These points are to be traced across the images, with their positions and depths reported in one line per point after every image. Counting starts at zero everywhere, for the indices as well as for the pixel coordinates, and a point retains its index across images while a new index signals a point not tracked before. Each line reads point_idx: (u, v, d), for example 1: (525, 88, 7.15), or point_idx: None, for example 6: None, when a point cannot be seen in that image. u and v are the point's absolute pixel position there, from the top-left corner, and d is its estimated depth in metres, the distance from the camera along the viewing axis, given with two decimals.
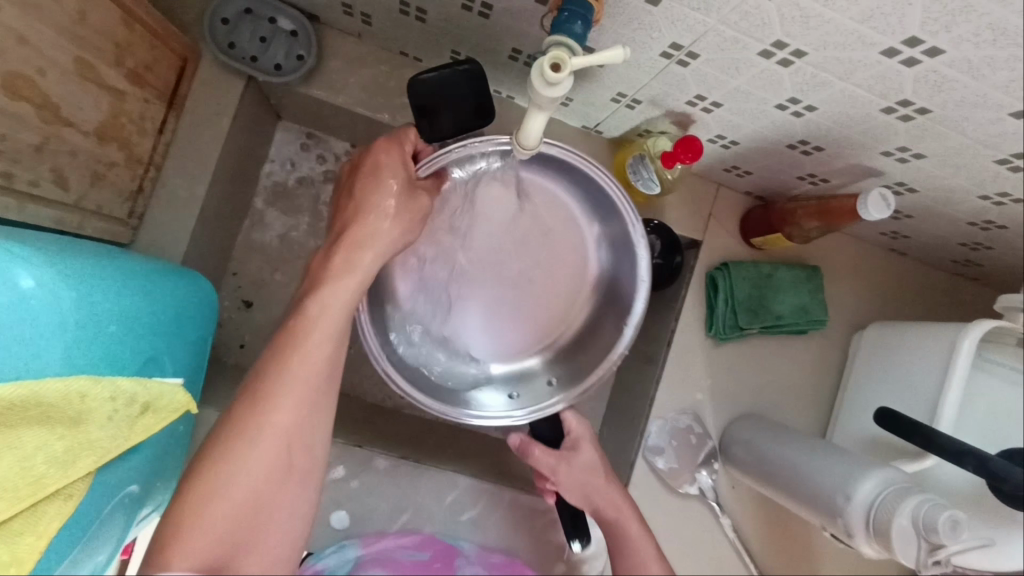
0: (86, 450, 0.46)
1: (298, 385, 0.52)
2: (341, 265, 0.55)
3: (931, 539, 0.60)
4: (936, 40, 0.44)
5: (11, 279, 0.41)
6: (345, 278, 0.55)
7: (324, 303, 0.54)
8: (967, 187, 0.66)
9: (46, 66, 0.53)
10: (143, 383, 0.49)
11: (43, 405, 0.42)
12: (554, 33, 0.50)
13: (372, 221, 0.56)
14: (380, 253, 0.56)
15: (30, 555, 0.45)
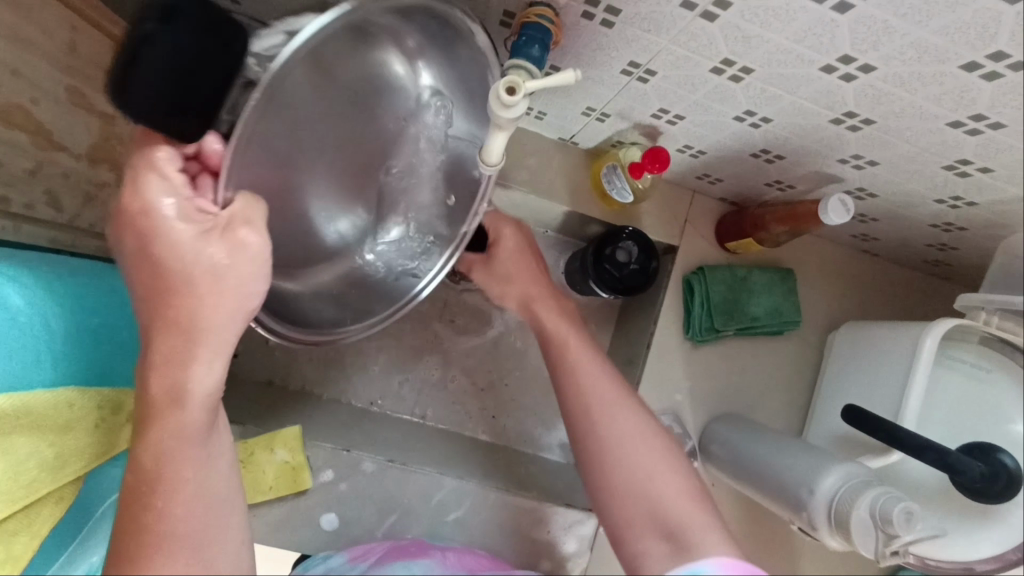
0: (75, 457, 0.49)
1: (182, 537, 0.41)
2: (180, 407, 0.44)
3: (887, 530, 0.62)
4: (867, 58, 0.47)
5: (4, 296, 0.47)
6: (185, 408, 0.44)
7: (175, 448, 0.43)
8: (923, 191, 0.68)
9: (39, 96, 0.56)
10: (127, 392, 0.52)
11: (31, 413, 0.46)
12: (514, 57, 0.53)
13: (183, 333, 0.44)
14: (215, 346, 0.45)
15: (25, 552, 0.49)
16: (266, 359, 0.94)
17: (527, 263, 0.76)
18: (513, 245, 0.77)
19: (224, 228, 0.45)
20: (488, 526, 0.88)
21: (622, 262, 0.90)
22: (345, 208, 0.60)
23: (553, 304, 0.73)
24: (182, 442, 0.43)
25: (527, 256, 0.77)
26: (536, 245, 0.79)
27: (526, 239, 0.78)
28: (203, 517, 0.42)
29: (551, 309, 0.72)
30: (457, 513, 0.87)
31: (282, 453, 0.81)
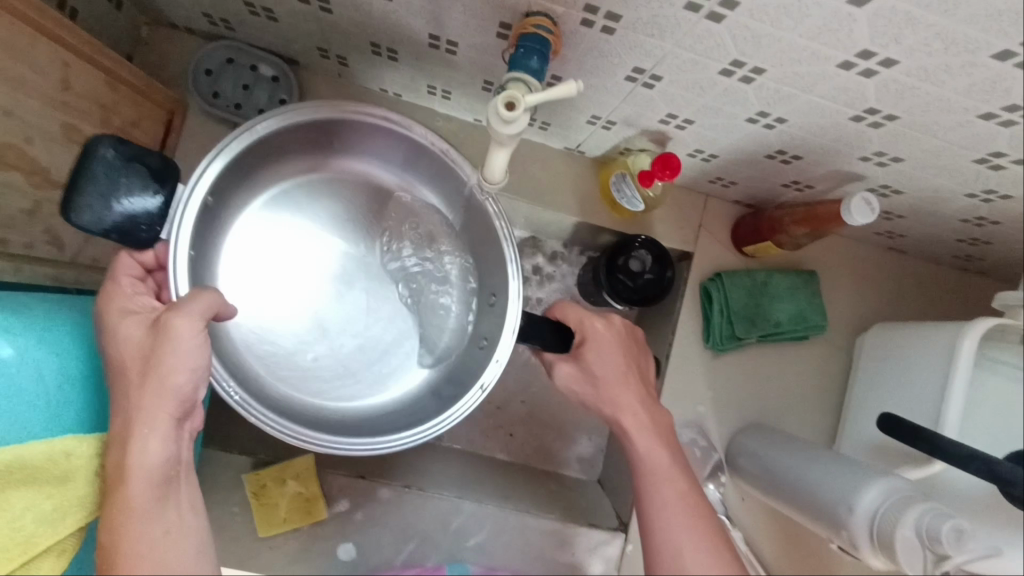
0: (74, 508, 0.52)
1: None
2: (129, 490, 0.45)
3: (935, 549, 0.58)
4: (889, 52, 0.44)
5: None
6: (134, 497, 0.45)
7: (130, 531, 0.44)
8: (952, 186, 0.65)
9: (32, 134, 0.55)
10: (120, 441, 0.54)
11: (27, 468, 0.49)
12: (511, 70, 0.51)
13: (127, 418, 0.47)
14: (161, 420, 0.47)
15: None
16: None
17: (621, 366, 0.60)
18: (608, 345, 0.60)
19: (161, 320, 0.49)
20: (510, 551, 0.85)
21: (636, 271, 0.86)
22: (389, 295, 0.77)
23: (641, 415, 0.57)
24: (124, 515, 0.45)
25: (623, 352, 0.60)
26: (635, 337, 0.62)
27: (629, 340, 0.61)
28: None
29: (632, 394, 0.58)
30: (477, 537, 0.85)
31: (294, 484, 0.79)
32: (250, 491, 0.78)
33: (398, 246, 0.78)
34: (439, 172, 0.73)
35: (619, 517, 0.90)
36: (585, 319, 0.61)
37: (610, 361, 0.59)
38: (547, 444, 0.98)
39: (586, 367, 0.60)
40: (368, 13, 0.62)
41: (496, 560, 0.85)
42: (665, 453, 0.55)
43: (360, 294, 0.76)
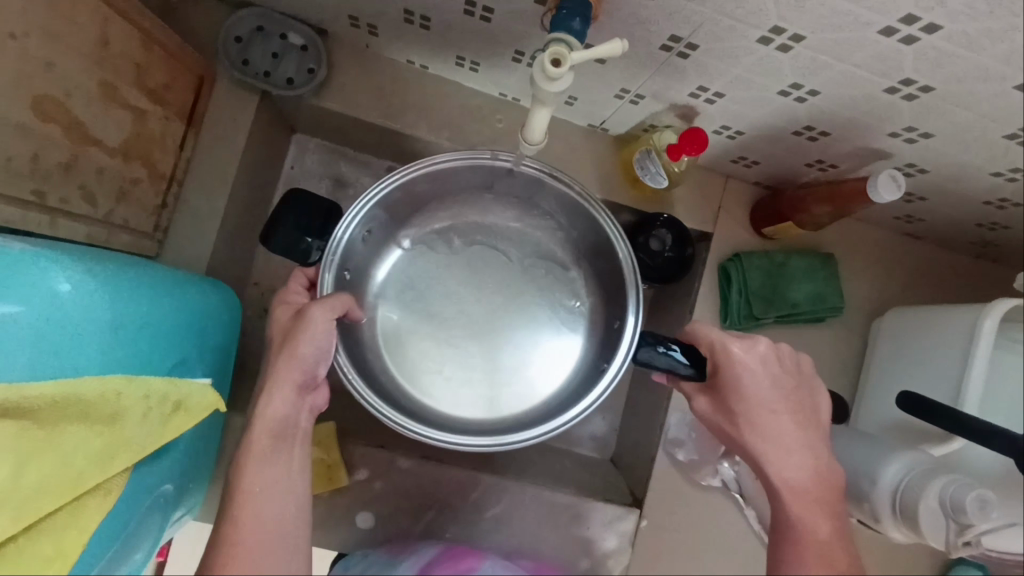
0: (123, 449, 0.49)
1: (243, 550, 0.49)
2: (257, 433, 0.54)
3: (959, 519, 0.59)
4: (933, 16, 0.45)
5: (50, 285, 0.45)
6: (259, 441, 0.54)
7: (252, 466, 0.53)
8: (979, 163, 0.65)
9: (72, 88, 0.56)
10: (176, 385, 0.51)
11: (82, 405, 0.46)
12: (554, 32, 0.51)
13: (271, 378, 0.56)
14: (290, 385, 0.55)
15: (76, 541, 0.51)
16: None
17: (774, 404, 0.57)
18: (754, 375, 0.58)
19: (303, 309, 0.57)
20: (527, 524, 0.86)
21: (656, 250, 0.87)
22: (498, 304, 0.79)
23: (784, 443, 0.56)
24: (259, 458, 0.53)
25: (771, 379, 0.58)
26: (798, 371, 0.59)
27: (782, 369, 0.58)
28: (267, 531, 0.50)
29: (786, 422, 0.56)
30: (495, 509, 0.86)
31: (316, 451, 0.80)
32: None
33: (522, 276, 0.80)
34: (538, 193, 0.74)
35: (633, 494, 0.90)
36: (722, 343, 0.58)
37: (767, 386, 0.57)
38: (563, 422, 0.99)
39: (719, 396, 0.60)
40: None
41: (513, 533, 0.86)
42: (824, 524, 0.53)
43: (481, 326, 0.78)
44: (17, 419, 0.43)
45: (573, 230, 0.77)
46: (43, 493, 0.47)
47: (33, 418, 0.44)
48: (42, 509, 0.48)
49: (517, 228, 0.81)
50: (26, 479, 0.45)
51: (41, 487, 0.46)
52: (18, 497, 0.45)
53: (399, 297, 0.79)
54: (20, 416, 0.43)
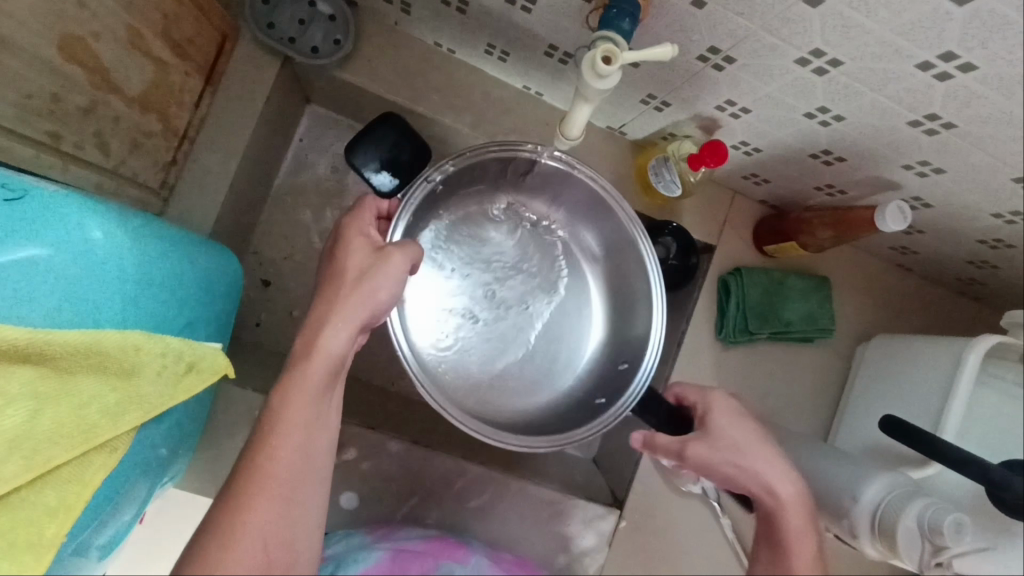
0: (136, 404, 0.48)
1: (278, 482, 0.50)
2: (311, 363, 0.54)
3: (935, 540, 0.62)
4: (971, 56, 0.46)
5: (84, 233, 0.46)
6: (309, 373, 0.54)
7: (294, 396, 0.53)
8: (982, 204, 0.68)
9: (100, 30, 0.54)
10: (191, 344, 0.50)
11: (101, 354, 0.45)
12: (602, 28, 0.52)
13: (333, 304, 0.57)
14: (353, 322, 0.56)
15: (76, 504, 0.48)
16: (289, 330, 0.92)
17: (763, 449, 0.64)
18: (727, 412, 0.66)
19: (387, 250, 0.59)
20: (509, 516, 0.86)
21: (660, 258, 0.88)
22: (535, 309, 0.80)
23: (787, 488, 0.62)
24: (310, 389, 0.54)
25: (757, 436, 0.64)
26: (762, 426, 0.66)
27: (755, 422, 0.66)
28: (302, 468, 0.52)
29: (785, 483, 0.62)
30: (478, 499, 0.86)
31: None
32: None
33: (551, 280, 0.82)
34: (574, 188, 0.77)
35: (614, 495, 0.92)
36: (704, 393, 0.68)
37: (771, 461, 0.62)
38: None
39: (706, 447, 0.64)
40: None
41: (494, 524, 0.86)
42: None
43: (519, 328, 0.79)
44: (35, 365, 0.43)
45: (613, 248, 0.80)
46: (53, 445, 0.45)
47: (51, 364, 0.44)
48: (51, 461, 0.45)
49: (563, 239, 0.82)
50: (38, 428, 0.44)
51: (51, 438, 0.44)
52: (27, 445, 0.44)
53: (450, 278, 0.77)
54: (38, 362, 0.43)
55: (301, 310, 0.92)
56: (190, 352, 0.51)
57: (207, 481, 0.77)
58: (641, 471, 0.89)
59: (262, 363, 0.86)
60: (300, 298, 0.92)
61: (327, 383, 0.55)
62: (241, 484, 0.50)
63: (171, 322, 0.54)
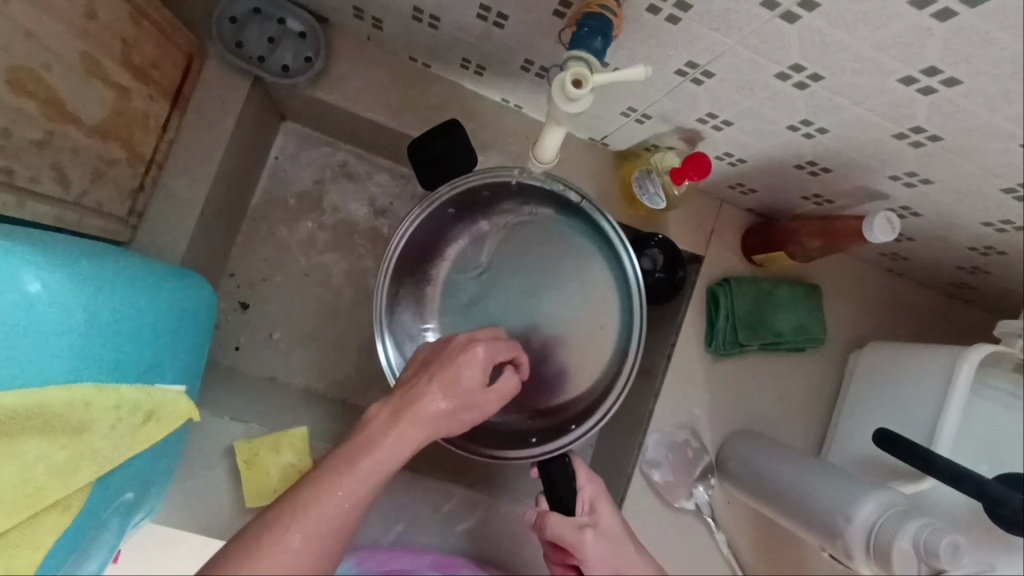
0: (87, 460, 0.48)
1: (314, 526, 0.48)
2: (405, 422, 0.56)
3: (931, 562, 0.60)
4: (954, 71, 0.45)
5: (24, 285, 0.43)
6: (392, 429, 0.55)
7: (407, 411, 0.57)
8: (972, 213, 0.66)
9: (52, 61, 0.52)
10: (146, 392, 0.51)
11: (47, 413, 0.44)
12: (574, 49, 0.50)
13: (459, 355, 0.60)
14: (457, 406, 0.59)
15: (26, 568, 0.47)
16: (270, 353, 0.90)
17: (630, 559, 0.60)
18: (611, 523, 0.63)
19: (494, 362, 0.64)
20: (499, 539, 0.85)
21: (647, 270, 0.86)
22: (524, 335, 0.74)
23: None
24: (433, 421, 0.57)
25: (630, 542, 0.62)
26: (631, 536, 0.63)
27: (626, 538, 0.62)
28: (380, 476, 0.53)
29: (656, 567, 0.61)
30: (466, 522, 0.84)
31: (288, 454, 0.77)
32: (239, 460, 0.75)
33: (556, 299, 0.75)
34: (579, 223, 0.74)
35: None
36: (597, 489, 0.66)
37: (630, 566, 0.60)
38: None
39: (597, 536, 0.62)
40: None
41: (483, 547, 0.84)
42: None
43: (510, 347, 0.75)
44: None
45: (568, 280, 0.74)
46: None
47: None
48: None
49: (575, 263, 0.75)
50: None
51: None
52: None
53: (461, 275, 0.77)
54: None
55: (281, 333, 0.90)
56: (148, 401, 0.52)
57: (186, 514, 0.75)
58: (633, 488, 0.88)
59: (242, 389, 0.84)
60: (281, 320, 0.90)
61: (402, 444, 0.55)
62: (341, 462, 0.53)
63: (127, 370, 0.51)
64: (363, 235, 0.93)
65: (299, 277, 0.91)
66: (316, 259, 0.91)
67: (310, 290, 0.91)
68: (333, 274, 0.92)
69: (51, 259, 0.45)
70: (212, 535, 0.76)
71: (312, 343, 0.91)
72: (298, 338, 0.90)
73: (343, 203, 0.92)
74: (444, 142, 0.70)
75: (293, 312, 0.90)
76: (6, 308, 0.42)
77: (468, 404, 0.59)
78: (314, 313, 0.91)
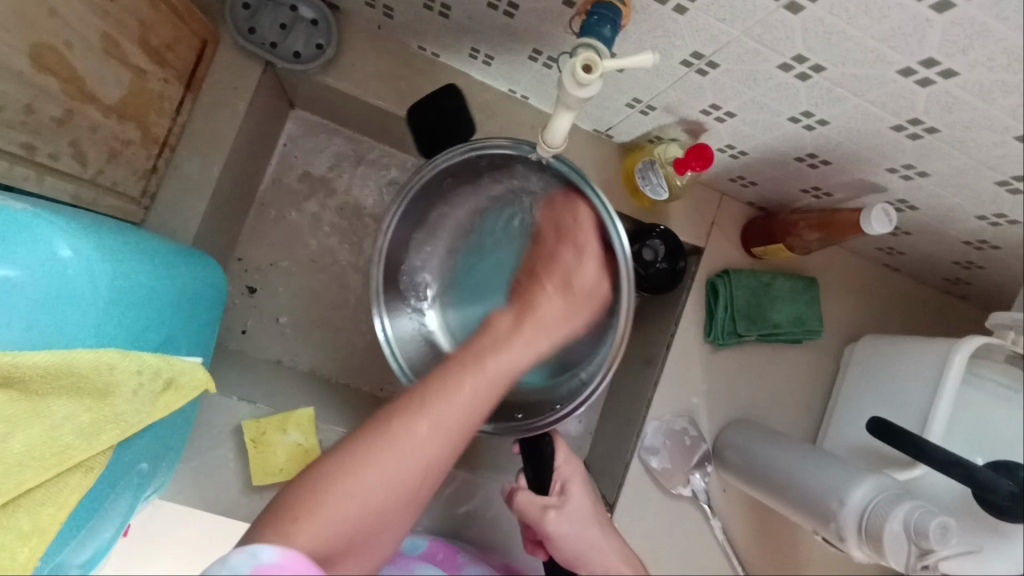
0: (111, 423, 0.49)
1: (458, 408, 0.53)
2: (527, 328, 0.62)
3: (920, 543, 0.62)
4: (951, 63, 0.46)
5: (52, 250, 0.45)
6: (517, 332, 0.61)
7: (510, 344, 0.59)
8: (967, 206, 0.68)
9: (73, 39, 0.53)
10: (167, 360, 0.52)
11: (75, 373, 0.45)
12: (584, 35, 0.51)
13: (571, 287, 0.66)
14: (567, 305, 0.65)
15: (50, 526, 0.48)
16: (276, 336, 0.91)
17: (598, 538, 0.68)
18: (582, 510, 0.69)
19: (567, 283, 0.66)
20: (499, 522, 0.86)
21: (649, 260, 0.87)
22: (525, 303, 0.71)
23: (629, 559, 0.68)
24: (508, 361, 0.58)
25: (595, 522, 0.69)
26: (604, 515, 0.70)
27: (596, 519, 0.69)
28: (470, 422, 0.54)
29: (618, 544, 0.69)
30: (468, 505, 0.85)
31: (294, 434, 0.78)
32: (248, 438, 0.77)
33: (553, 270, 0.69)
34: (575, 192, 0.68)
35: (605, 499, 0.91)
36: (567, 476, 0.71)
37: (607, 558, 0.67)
38: None
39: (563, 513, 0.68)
40: None
41: (484, 530, 0.86)
42: None
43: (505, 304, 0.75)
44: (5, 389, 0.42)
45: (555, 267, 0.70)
46: (26, 468, 0.44)
47: (20, 388, 0.43)
48: (24, 482, 0.45)
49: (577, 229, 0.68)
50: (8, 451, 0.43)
51: (22, 462, 0.44)
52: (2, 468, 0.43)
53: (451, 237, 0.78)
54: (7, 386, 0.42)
55: (287, 317, 0.91)
56: (168, 370, 0.52)
57: (193, 491, 0.77)
58: (631, 474, 0.89)
59: (249, 370, 0.85)
60: (287, 304, 0.91)
61: (526, 343, 0.61)
62: (431, 395, 0.53)
63: (143, 339, 0.53)
64: (369, 222, 0.94)
65: (306, 262, 0.92)
66: (323, 244, 0.93)
67: (317, 276, 0.92)
68: (339, 260, 0.93)
69: (77, 229, 0.47)
70: (218, 512, 0.77)
71: (317, 328, 0.92)
72: (303, 323, 0.92)
73: (350, 190, 0.94)
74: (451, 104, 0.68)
75: (299, 297, 0.92)
76: (34, 271, 0.44)
77: (567, 320, 0.65)
78: (320, 298, 0.92)
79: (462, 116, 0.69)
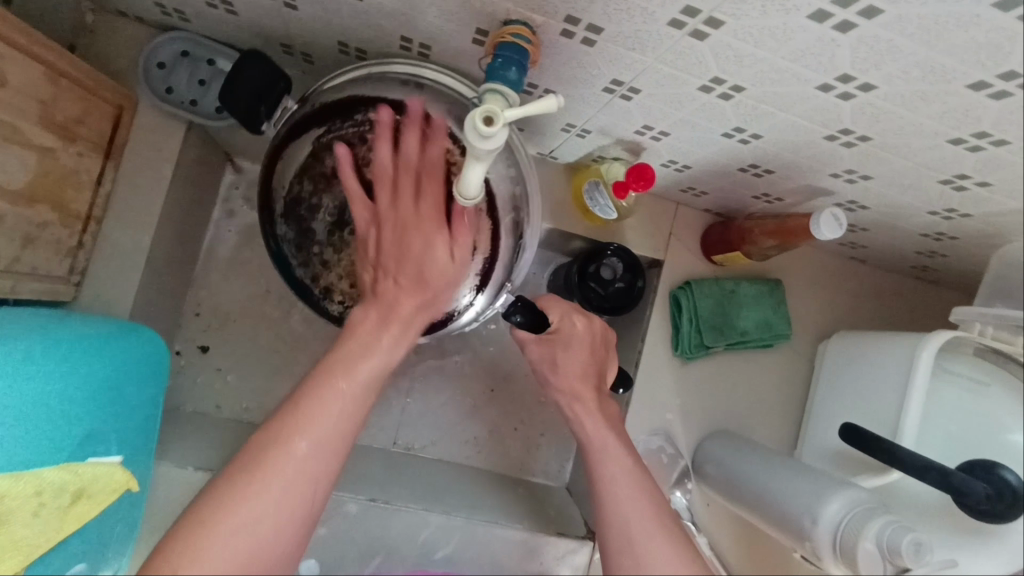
0: (13, 547, 0.52)
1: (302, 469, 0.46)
2: (394, 330, 0.53)
3: (895, 561, 0.60)
4: (868, 77, 0.44)
5: None
6: (382, 336, 0.52)
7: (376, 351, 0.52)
8: (916, 204, 0.66)
9: None
10: (77, 474, 0.53)
11: None
12: (489, 82, 0.50)
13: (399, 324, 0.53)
14: (427, 300, 0.55)
15: None
16: (232, 391, 0.89)
17: (584, 362, 0.66)
18: (580, 338, 0.66)
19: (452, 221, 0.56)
20: (477, 560, 0.85)
21: (607, 279, 0.85)
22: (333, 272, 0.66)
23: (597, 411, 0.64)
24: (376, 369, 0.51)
25: (585, 352, 0.66)
26: (604, 344, 0.68)
27: (595, 349, 0.67)
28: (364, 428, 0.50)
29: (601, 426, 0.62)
30: (444, 548, 0.83)
31: None
32: None
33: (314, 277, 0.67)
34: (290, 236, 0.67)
35: (587, 524, 0.88)
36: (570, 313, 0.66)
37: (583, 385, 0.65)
38: (521, 457, 0.97)
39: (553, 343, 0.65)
40: (336, 13, 0.58)
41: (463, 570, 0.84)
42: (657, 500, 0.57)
43: None
44: None
45: (282, 258, 0.68)
46: None
47: None
48: None
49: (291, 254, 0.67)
50: None
51: None
52: None
53: None
54: None
55: (244, 371, 0.89)
56: (81, 479, 0.54)
57: None
58: None
59: (208, 431, 0.83)
60: (242, 359, 0.89)
61: (397, 347, 0.53)
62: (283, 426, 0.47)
63: (52, 447, 0.54)
64: None
65: (259, 314, 0.90)
66: (273, 294, 0.90)
67: (271, 327, 0.90)
68: (293, 309, 0.91)
69: None
70: None
71: (277, 380, 0.90)
72: (263, 379, 0.90)
73: None
74: (256, 72, 0.61)
75: (255, 352, 0.90)
76: None
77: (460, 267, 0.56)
78: (276, 349, 0.90)
79: (275, 83, 0.62)
